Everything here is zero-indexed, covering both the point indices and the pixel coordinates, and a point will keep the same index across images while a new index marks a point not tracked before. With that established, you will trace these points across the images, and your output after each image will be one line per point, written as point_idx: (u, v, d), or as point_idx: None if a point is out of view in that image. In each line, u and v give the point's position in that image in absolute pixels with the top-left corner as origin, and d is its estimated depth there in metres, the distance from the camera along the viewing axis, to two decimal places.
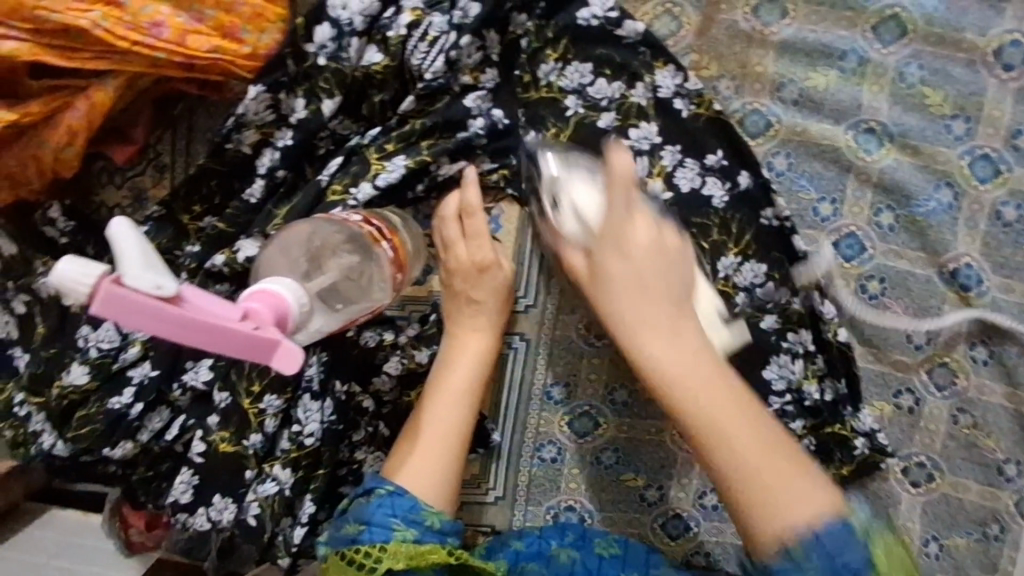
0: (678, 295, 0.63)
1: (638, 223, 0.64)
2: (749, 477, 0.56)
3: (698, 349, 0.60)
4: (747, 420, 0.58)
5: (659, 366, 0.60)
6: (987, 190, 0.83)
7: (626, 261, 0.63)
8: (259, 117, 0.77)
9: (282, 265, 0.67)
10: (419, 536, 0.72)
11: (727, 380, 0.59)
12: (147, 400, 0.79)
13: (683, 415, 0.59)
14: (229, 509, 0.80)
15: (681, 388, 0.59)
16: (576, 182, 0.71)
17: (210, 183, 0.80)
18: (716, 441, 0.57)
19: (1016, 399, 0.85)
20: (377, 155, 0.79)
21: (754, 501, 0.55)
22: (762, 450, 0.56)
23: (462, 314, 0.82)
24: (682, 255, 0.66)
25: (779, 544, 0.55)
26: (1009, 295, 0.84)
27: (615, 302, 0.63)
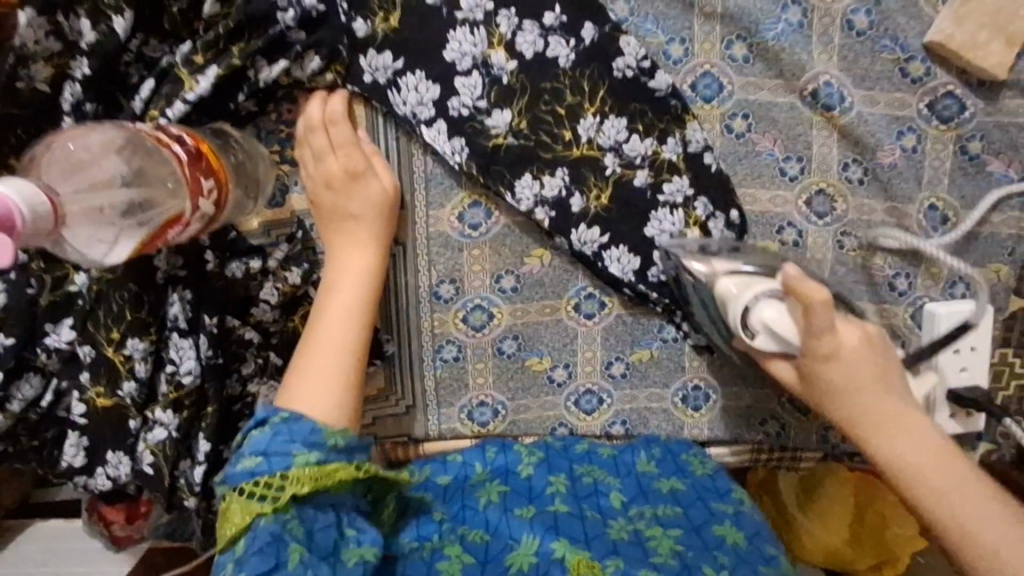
0: (881, 355, 0.66)
1: (841, 333, 0.65)
2: (951, 523, 0.63)
3: (895, 387, 0.66)
4: (940, 474, 0.64)
5: (894, 467, 0.65)
6: (835, 1, 0.80)
7: (844, 379, 0.65)
8: (42, 47, 0.69)
9: (59, 171, 0.59)
10: (323, 457, 0.68)
11: (917, 421, 0.66)
12: (9, 369, 0.75)
13: (929, 507, 0.64)
14: (124, 463, 0.79)
15: (943, 510, 0.63)
16: (763, 306, 0.67)
17: (15, 130, 0.72)
18: (970, 541, 0.62)
19: (896, 212, 0.86)
20: (188, 71, 0.73)
21: (950, 499, 0.63)
22: (960, 474, 0.64)
23: (345, 230, 0.80)
24: (881, 339, 0.68)
25: (945, 505, 0.63)
26: (874, 109, 0.83)
27: (835, 371, 0.65)
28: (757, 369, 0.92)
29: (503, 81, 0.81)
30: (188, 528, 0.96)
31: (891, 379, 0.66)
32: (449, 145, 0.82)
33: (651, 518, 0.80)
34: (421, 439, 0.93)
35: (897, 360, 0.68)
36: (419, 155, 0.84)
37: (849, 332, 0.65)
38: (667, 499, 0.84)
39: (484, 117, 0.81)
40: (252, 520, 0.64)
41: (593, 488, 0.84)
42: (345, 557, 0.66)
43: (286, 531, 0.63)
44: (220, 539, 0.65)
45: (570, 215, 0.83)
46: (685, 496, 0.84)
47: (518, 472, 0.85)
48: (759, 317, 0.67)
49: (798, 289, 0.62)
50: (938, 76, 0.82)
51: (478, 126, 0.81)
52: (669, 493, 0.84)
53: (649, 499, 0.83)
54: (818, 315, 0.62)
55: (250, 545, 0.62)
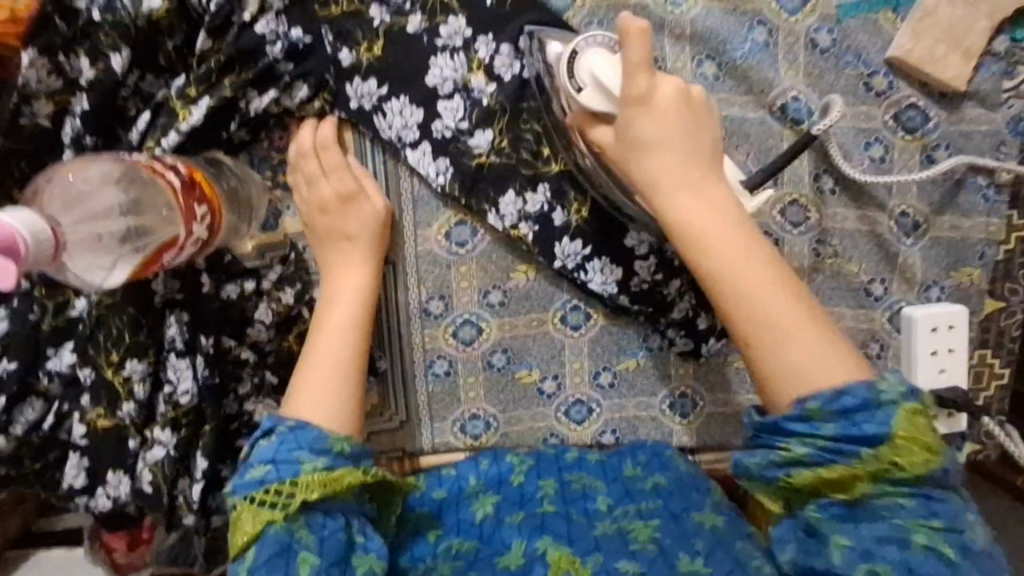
0: (710, 148, 0.73)
1: (659, 85, 0.72)
2: (764, 322, 0.67)
3: (712, 171, 0.72)
4: (748, 258, 0.68)
5: (682, 218, 0.70)
6: (798, 21, 0.84)
7: (656, 123, 0.71)
8: (45, 85, 0.73)
9: (61, 203, 0.62)
10: (330, 463, 0.71)
11: (721, 185, 0.72)
12: (12, 394, 0.78)
13: (725, 284, 0.68)
14: (125, 483, 0.80)
15: (749, 302, 0.67)
16: (593, 56, 0.73)
17: (19, 164, 0.75)
18: (797, 376, 0.66)
19: (867, 220, 0.89)
20: (182, 103, 0.76)
21: (769, 307, 0.67)
22: (777, 304, 0.67)
23: (338, 249, 0.83)
24: (703, 100, 0.74)
25: (748, 293, 0.67)
26: (841, 121, 0.86)
27: (648, 120, 0.72)
28: (738, 375, 0.95)
29: (484, 103, 0.85)
30: (191, 553, 0.93)
31: (705, 137, 0.73)
32: (433, 166, 0.85)
33: (635, 516, 0.82)
34: (417, 454, 0.95)
35: (721, 154, 0.74)
36: (406, 177, 0.87)
37: (663, 82, 0.72)
38: (650, 496, 0.84)
39: (466, 137, 0.85)
40: (263, 528, 0.67)
41: (581, 492, 0.85)
42: (353, 565, 0.68)
43: (295, 541, 0.66)
44: (232, 547, 0.68)
45: (553, 230, 0.87)
46: (666, 489, 0.85)
47: (510, 481, 0.87)
48: (587, 67, 0.73)
49: (625, 18, 0.69)
50: (901, 89, 0.86)
51: (462, 147, 0.85)
52: (652, 490, 0.85)
53: (633, 499, 0.84)
54: (637, 53, 0.69)
55: (259, 556, 0.66)
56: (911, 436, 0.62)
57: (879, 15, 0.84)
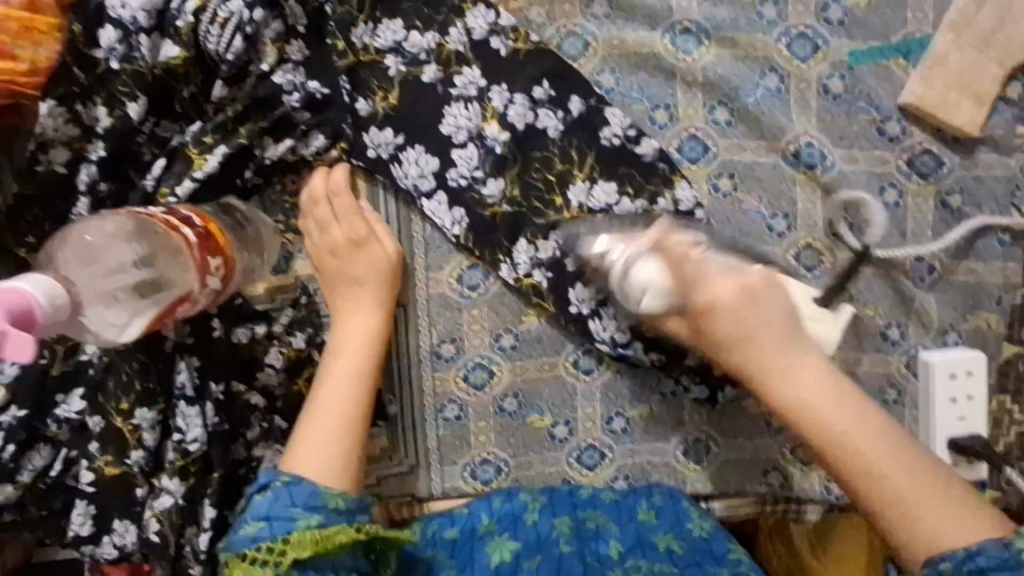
0: (788, 322, 0.70)
1: (723, 283, 0.70)
2: (890, 501, 0.62)
3: (801, 347, 0.69)
4: (868, 428, 0.64)
5: (795, 400, 0.66)
6: (809, 68, 0.84)
7: (737, 325, 0.69)
8: (61, 133, 0.73)
9: (72, 259, 0.61)
10: (323, 520, 0.70)
11: (808, 353, 0.69)
12: (20, 441, 0.77)
13: (854, 461, 0.64)
14: (131, 531, 0.79)
15: (880, 475, 0.63)
16: (645, 261, 0.73)
17: (32, 210, 0.75)
18: (923, 540, 0.61)
19: (882, 264, 0.89)
20: (198, 150, 0.77)
21: (886, 467, 0.63)
22: (890, 460, 0.63)
23: (349, 295, 0.82)
24: (769, 286, 0.71)
25: (879, 462, 0.63)
26: (854, 166, 0.86)
27: (724, 312, 0.69)
28: (755, 422, 0.93)
29: (497, 151, 0.85)
30: None
31: (768, 304, 0.70)
32: (449, 216, 0.86)
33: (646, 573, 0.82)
34: (427, 500, 0.93)
35: (797, 319, 0.71)
36: (419, 222, 0.88)
37: (726, 281, 0.70)
38: (663, 558, 0.84)
39: (480, 186, 0.86)
40: None
41: (595, 532, 0.86)
42: None
43: None
44: None
45: (567, 274, 0.87)
46: (682, 558, 0.84)
47: (525, 521, 0.87)
48: (638, 271, 0.73)
49: (668, 244, 0.73)
50: (914, 135, 0.86)
51: (476, 196, 0.86)
52: (665, 552, 0.84)
53: (645, 553, 0.84)
54: (687, 269, 0.71)
55: None
56: None
57: (891, 61, 0.84)
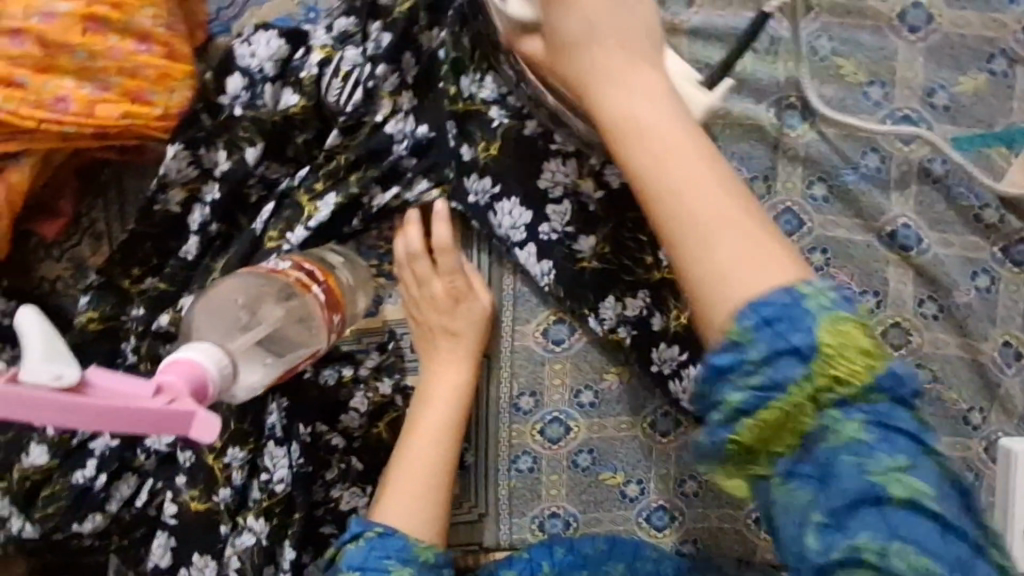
0: (646, 33, 0.63)
1: (592, 20, 0.63)
2: (691, 216, 0.57)
3: (644, 57, 0.62)
4: (697, 181, 0.57)
5: (618, 107, 0.61)
6: (912, 151, 0.85)
7: (596, 50, 0.63)
8: (182, 175, 0.77)
9: (217, 323, 0.65)
10: (416, 573, 0.72)
11: (683, 126, 0.60)
12: (111, 471, 0.78)
13: (676, 197, 0.57)
14: (210, 567, 0.79)
15: (690, 237, 0.57)
16: None
17: (144, 245, 0.79)
18: (720, 280, 0.55)
19: (970, 348, 0.87)
20: (308, 196, 0.79)
21: (694, 225, 0.57)
22: (720, 208, 0.56)
23: (443, 349, 0.83)
24: (646, 34, 0.63)
25: (695, 226, 0.57)
26: (948, 249, 0.86)
27: (575, 15, 0.63)
28: None
29: (590, 209, 0.85)
30: None
31: (647, 95, 0.61)
32: (538, 268, 0.86)
33: None
34: (493, 549, 0.93)
35: (656, 32, 0.64)
36: (509, 274, 0.89)
37: None
38: None
39: (571, 242, 0.86)
40: None
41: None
42: None
43: None
44: None
45: (651, 335, 0.86)
46: None
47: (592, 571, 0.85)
48: None
49: None
50: (1012, 224, 0.85)
51: (567, 250, 0.86)
52: None
53: None
54: (594, 4, 0.62)
55: None
56: (840, 346, 0.52)
57: (993, 150, 0.85)
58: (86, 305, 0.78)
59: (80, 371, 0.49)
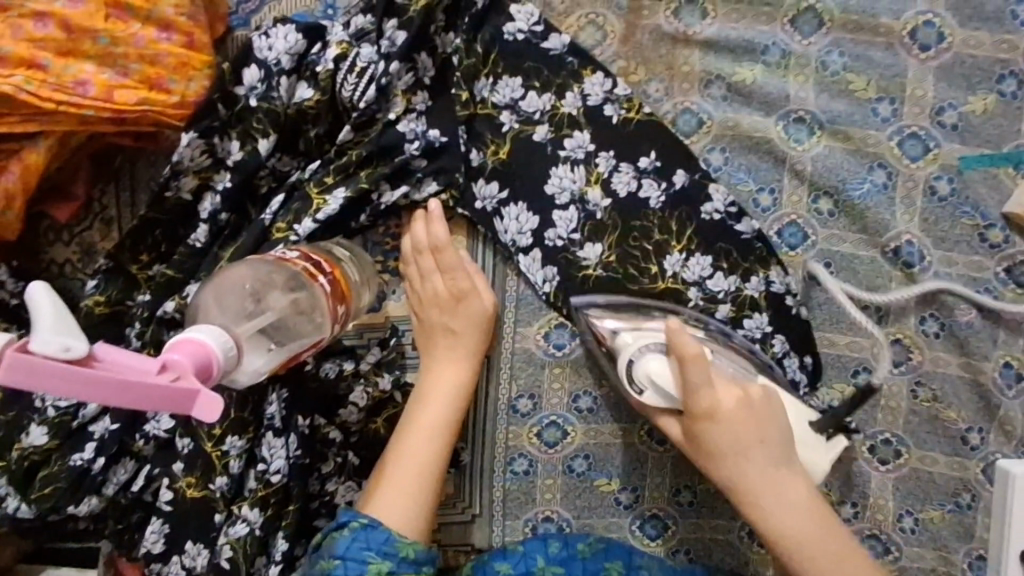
0: (762, 404, 0.73)
1: (721, 396, 0.72)
2: (796, 520, 0.70)
3: (765, 411, 0.73)
4: (798, 513, 0.71)
5: (767, 511, 0.71)
6: (919, 168, 0.86)
7: (711, 399, 0.71)
8: (195, 163, 0.77)
9: (221, 305, 0.65)
10: (394, 567, 0.72)
11: (794, 470, 0.72)
12: (110, 454, 0.79)
13: (764, 522, 0.71)
14: (203, 554, 0.80)
15: (767, 501, 0.71)
16: (648, 359, 0.74)
17: (154, 232, 0.80)
18: (788, 542, 0.70)
19: (971, 368, 0.87)
20: (318, 189, 0.80)
21: (768, 485, 0.71)
22: (797, 502, 0.71)
23: (442, 347, 0.83)
24: (767, 401, 0.74)
25: (797, 546, 0.70)
26: (952, 268, 0.86)
27: (713, 422, 0.71)
28: None
29: (597, 217, 0.86)
30: None
31: (770, 450, 0.72)
32: (541, 273, 0.87)
33: None
34: (485, 549, 0.93)
35: (790, 437, 0.73)
36: (513, 277, 0.89)
37: (725, 394, 0.72)
38: None
39: (576, 248, 0.86)
40: None
41: None
42: None
43: None
44: None
45: None
46: None
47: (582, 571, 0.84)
48: (643, 369, 0.73)
49: (677, 340, 0.71)
50: (1017, 245, 0.86)
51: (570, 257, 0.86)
52: None
53: None
54: (693, 374, 0.70)
55: None
56: None
57: (1000, 170, 0.85)
58: (94, 288, 0.79)
59: (88, 346, 0.51)
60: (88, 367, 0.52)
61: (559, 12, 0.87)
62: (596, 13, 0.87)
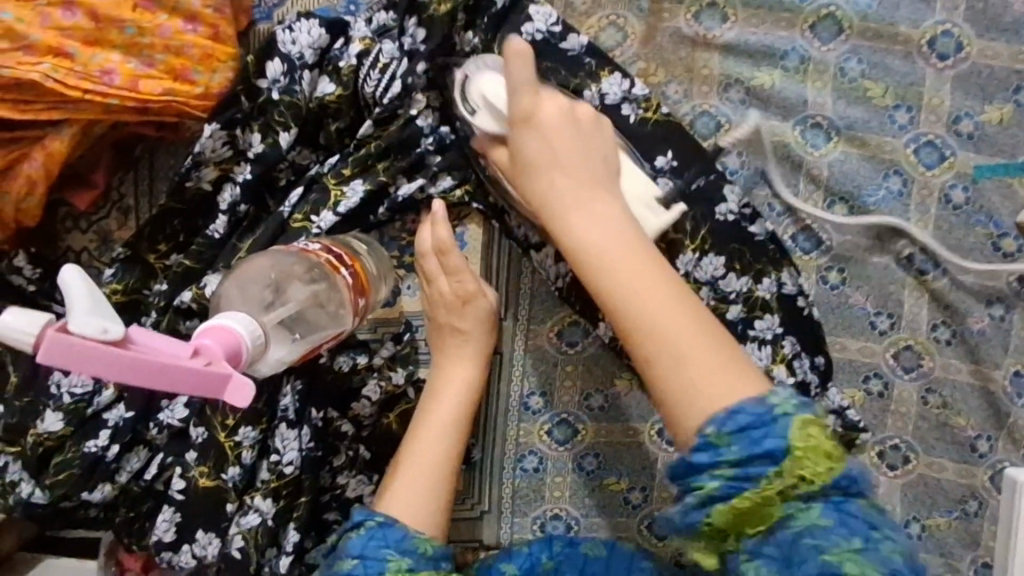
0: (601, 164, 0.71)
1: (547, 118, 0.70)
2: (646, 305, 0.60)
3: (597, 181, 0.69)
4: (677, 307, 0.60)
5: (582, 240, 0.65)
6: (934, 176, 0.86)
7: (546, 148, 0.70)
8: (216, 154, 0.78)
9: (244, 298, 0.66)
10: (413, 564, 0.70)
11: (621, 218, 0.66)
12: (124, 441, 0.79)
13: (636, 344, 0.60)
14: (213, 544, 0.80)
15: (625, 317, 0.61)
16: (482, 77, 0.76)
17: (173, 222, 0.80)
18: (699, 399, 0.58)
19: (981, 375, 0.88)
20: (336, 181, 0.80)
21: (620, 269, 0.62)
22: (617, 231, 0.65)
23: (452, 347, 0.82)
24: (605, 170, 0.71)
25: (669, 379, 0.59)
26: (965, 276, 0.87)
27: (554, 170, 0.69)
28: None
29: None
30: None
31: (598, 210, 0.66)
32: (553, 269, 0.86)
33: None
34: (494, 547, 0.93)
35: (613, 168, 0.72)
36: (527, 275, 0.89)
37: (550, 106, 0.71)
38: None
39: None
40: None
41: None
42: None
43: None
44: None
45: None
46: None
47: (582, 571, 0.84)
48: (477, 88, 0.75)
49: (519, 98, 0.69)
50: None
51: None
52: None
53: None
54: (520, 79, 0.69)
55: None
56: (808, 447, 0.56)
57: (1015, 180, 0.86)
58: (112, 276, 0.79)
59: (125, 328, 0.51)
60: (125, 349, 0.51)
61: (580, 13, 0.88)
62: (617, 15, 0.88)
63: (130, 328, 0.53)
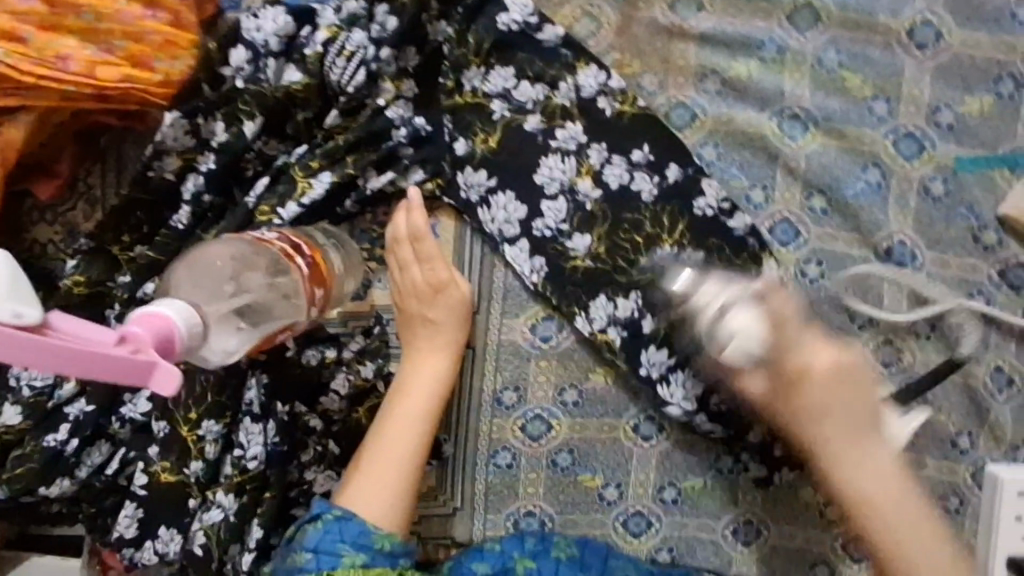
0: (862, 379, 0.78)
1: (821, 355, 0.76)
2: (880, 490, 0.76)
3: (870, 435, 0.78)
4: (875, 475, 0.76)
5: (817, 365, 0.76)
6: (914, 168, 0.85)
7: (825, 393, 0.77)
8: (179, 143, 0.76)
9: (194, 283, 0.64)
10: (369, 560, 0.72)
11: (875, 446, 0.78)
12: (85, 436, 0.78)
13: (861, 497, 0.76)
14: (176, 540, 0.79)
15: (864, 494, 0.76)
16: (737, 313, 0.72)
17: (136, 212, 0.79)
18: (897, 551, 0.74)
19: (962, 371, 0.86)
20: (303, 173, 0.79)
21: (888, 495, 0.75)
22: (879, 470, 0.77)
23: (423, 338, 0.81)
24: (859, 369, 0.78)
25: (902, 553, 0.74)
26: (945, 271, 0.85)
27: (802, 396, 0.77)
28: (809, 511, 0.90)
29: (586, 208, 0.85)
30: None
31: (859, 412, 0.77)
32: (528, 263, 0.86)
33: None
34: (466, 544, 0.92)
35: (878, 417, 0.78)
36: (501, 268, 0.88)
37: (822, 355, 0.77)
38: None
39: (565, 239, 0.85)
40: None
41: None
42: None
43: None
44: None
45: (641, 336, 0.85)
46: None
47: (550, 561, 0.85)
48: (733, 323, 0.72)
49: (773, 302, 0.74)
50: (1012, 248, 0.85)
51: (559, 247, 0.85)
52: None
53: None
54: (777, 306, 0.74)
55: None
56: None
57: (995, 172, 0.84)
58: (75, 268, 0.78)
59: (42, 313, 0.51)
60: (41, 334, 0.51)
61: (554, 3, 0.87)
62: (592, 4, 0.86)
63: (53, 314, 0.53)
